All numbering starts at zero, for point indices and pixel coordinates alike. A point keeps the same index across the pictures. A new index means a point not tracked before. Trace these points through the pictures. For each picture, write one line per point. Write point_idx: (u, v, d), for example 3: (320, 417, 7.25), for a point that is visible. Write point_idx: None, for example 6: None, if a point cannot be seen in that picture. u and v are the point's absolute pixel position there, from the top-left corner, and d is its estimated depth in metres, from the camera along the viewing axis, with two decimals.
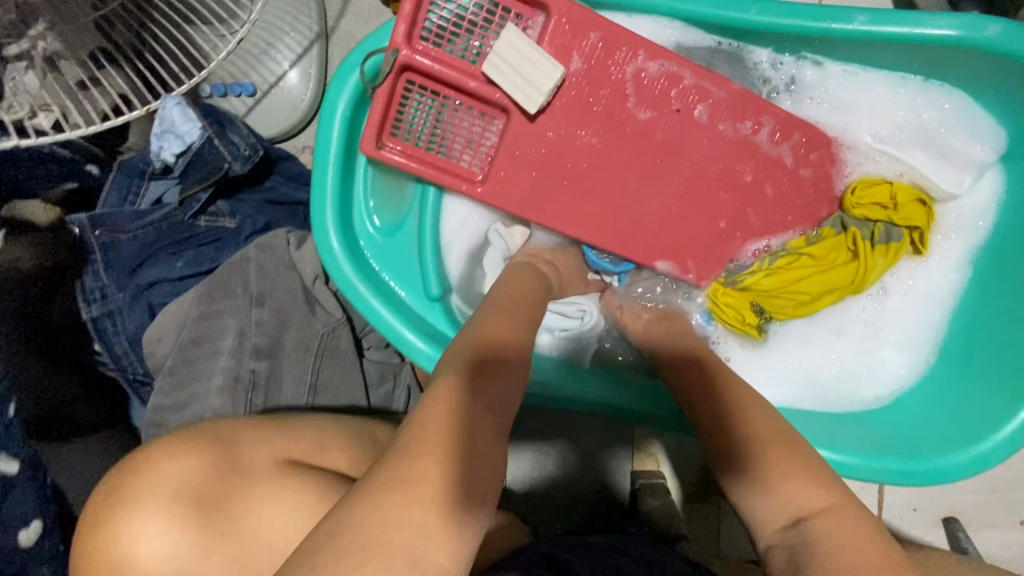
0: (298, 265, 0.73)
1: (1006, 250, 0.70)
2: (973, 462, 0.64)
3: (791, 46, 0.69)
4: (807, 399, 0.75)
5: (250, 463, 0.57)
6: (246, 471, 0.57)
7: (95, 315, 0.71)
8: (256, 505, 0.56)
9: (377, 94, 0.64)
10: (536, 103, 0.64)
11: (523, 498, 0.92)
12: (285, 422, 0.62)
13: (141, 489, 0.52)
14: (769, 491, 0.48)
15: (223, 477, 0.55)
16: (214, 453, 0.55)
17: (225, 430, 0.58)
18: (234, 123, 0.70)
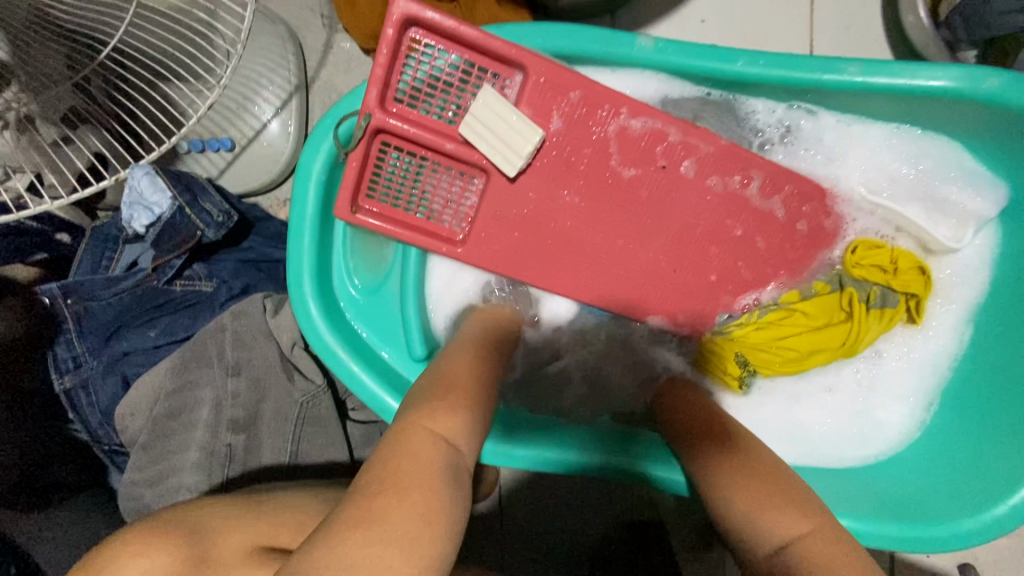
0: (275, 333, 0.70)
1: (1011, 299, 0.67)
2: (989, 526, 0.61)
3: (780, 96, 0.67)
4: (808, 456, 0.73)
5: (219, 555, 0.51)
6: (214, 564, 0.50)
7: (68, 386, 0.70)
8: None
9: (351, 159, 0.61)
10: (515, 167, 0.62)
11: (519, 552, 0.89)
12: (258, 505, 0.57)
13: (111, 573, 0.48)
14: (753, 517, 0.51)
15: (189, 574, 0.49)
16: (180, 543, 0.50)
17: (193, 517, 0.53)
18: (206, 189, 0.67)
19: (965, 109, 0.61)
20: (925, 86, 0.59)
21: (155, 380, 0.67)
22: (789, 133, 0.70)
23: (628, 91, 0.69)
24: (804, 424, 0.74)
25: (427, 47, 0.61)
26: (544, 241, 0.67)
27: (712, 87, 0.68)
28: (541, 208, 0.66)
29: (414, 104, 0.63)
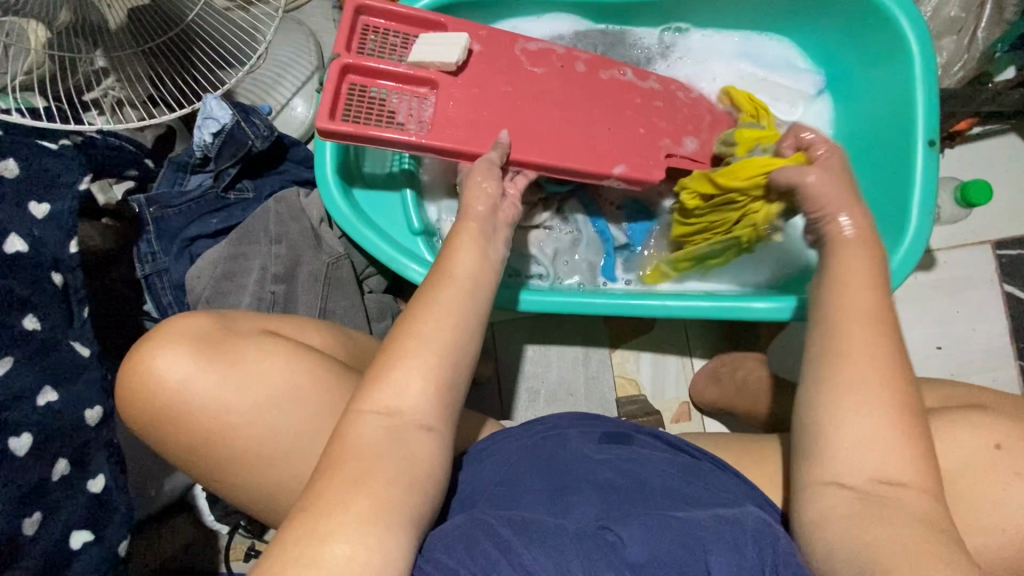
0: (306, 210, 0.91)
1: (857, 133, 0.90)
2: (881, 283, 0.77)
3: (661, 17, 0.94)
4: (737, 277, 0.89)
5: (240, 327, 0.73)
6: (237, 331, 0.72)
7: (148, 273, 0.89)
8: (248, 347, 0.70)
9: (326, 87, 0.78)
10: (453, 58, 0.79)
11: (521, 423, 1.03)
12: (271, 316, 0.79)
13: (161, 333, 0.69)
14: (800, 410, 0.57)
15: (221, 330, 0.72)
16: (215, 319, 0.73)
17: (227, 314, 0.75)
18: (256, 112, 0.92)
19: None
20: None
21: (214, 252, 0.86)
22: (673, 46, 0.95)
23: (553, 25, 0.95)
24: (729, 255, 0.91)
25: (371, 26, 0.84)
26: None
27: (609, 21, 0.95)
28: None
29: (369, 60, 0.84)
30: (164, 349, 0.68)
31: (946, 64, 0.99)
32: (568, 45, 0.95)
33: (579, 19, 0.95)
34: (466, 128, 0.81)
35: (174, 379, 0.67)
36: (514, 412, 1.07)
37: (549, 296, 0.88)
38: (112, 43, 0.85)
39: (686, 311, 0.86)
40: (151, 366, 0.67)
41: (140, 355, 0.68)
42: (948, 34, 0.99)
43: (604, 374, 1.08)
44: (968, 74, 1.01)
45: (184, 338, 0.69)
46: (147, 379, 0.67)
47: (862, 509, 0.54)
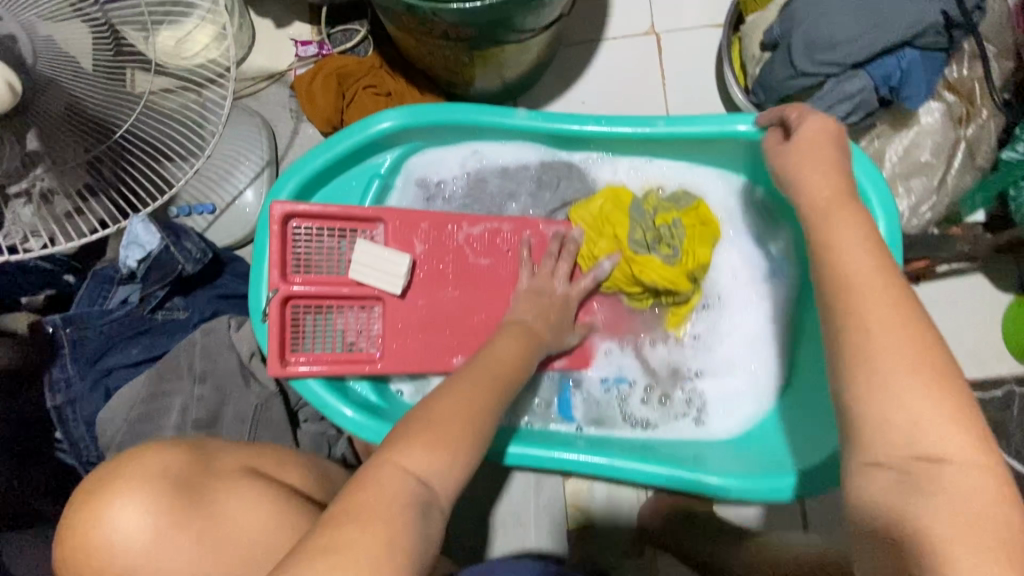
0: (236, 344, 0.85)
1: None
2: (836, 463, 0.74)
3: (629, 149, 0.89)
4: (687, 427, 0.89)
5: (219, 465, 0.65)
6: (216, 470, 0.65)
7: (58, 403, 0.83)
8: (228, 496, 0.63)
9: (270, 324, 0.81)
10: (398, 286, 0.84)
11: (462, 549, 1.01)
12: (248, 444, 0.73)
13: (128, 470, 0.60)
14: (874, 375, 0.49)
15: (201, 467, 0.64)
16: (194, 451, 0.65)
17: (206, 445, 0.68)
18: (187, 233, 0.85)
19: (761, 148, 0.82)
20: (730, 129, 0.80)
21: (130, 391, 0.79)
22: (644, 179, 0.91)
23: (514, 151, 0.91)
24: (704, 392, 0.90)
25: (305, 229, 0.84)
26: (456, 276, 0.88)
27: (575, 149, 0.90)
28: (450, 246, 0.88)
29: (308, 267, 0.85)
30: (125, 497, 0.58)
31: (916, 205, 0.97)
32: (532, 176, 0.91)
33: (543, 148, 0.91)
34: (411, 341, 0.87)
35: (136, 537, 0.58)
36: (457, 540, 1.02)
37: (513, 444, 0.82)
38: (52, 134, 0.62)
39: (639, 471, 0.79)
40: (103, 525, 0.58)
41: (96, 499, 0.58)
42: (918, 175, 0.96)
43: (556, 501, 1.04)
44: (937, 215, 0.98)
45: (149, 477, 0.60)
46: (94, 549, 0.57)
47: (905, 509, 0.44)
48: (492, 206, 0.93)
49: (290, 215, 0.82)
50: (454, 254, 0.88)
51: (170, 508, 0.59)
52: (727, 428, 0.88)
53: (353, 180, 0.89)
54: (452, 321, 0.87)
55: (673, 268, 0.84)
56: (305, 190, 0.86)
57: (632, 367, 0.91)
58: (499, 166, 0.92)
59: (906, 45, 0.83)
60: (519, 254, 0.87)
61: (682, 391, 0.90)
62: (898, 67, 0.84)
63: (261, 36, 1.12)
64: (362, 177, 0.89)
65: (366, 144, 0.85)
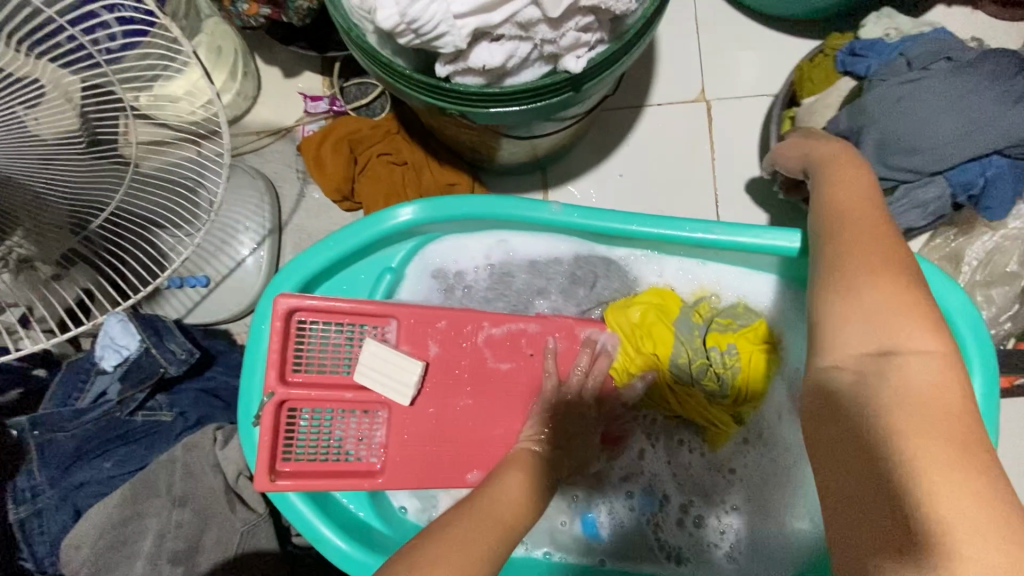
0: (222, 463, 0.76)
1: None
2: None
3: (678, 251, 0.79)
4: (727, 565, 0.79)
5: None
6: None
7: (23, 516, 0.73)
8: None
9: (260, 434, 0.69)
10: (406, 396, 0.72)
11: None
12: None
13: None
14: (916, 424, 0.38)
15: None
16: None
17: None
18: (172, 331, 0.75)
19: None
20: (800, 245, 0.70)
21: (100, 514, 0.69)
22: (694, 281, 0.80)
23: (548, 244, 0.80)
24: (754, 529, 0.79)
25: (311, 324, 0.72)
26: (474, 384, 0.76)
27: (615, 244, 0.80)
28: (469, 348, 0.76)
29: (309, 362, 0.73)
30: None
31: (996, 316, 0.86)
32: (565, 271, 0.81)
33: (579, 241, 0.80)
34: (419, 457, 0.74)
35: None
36: None
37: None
38: (42, 219, 0.58)
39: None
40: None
41: None
42: (999, 283, 0.85)
43: None
44: (1017, 328, 0.87)
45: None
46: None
47: (866, 404, 0.41)
48: (517, 302, 0.82)
49: (296, 310, 0.70)
50: (472, 357, 0.76)
51: None
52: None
53: (363, 273, 0.79)
54: (466, 432, 0.75)
55: (716, 407, 0.77)
56: (311, 282, 0.76)
57: (666, 487, 0.81)
58: (529, 259, 0.81)
59: (993, 153, 0.72)
60: (545, 360, 0.76)
61: (716, 522, 0.80)
62: (980, 176, 0.73)
63: (267, 86, 1.02)
64: (373, 270, 0.79)
65: (382, 236, 0.75)
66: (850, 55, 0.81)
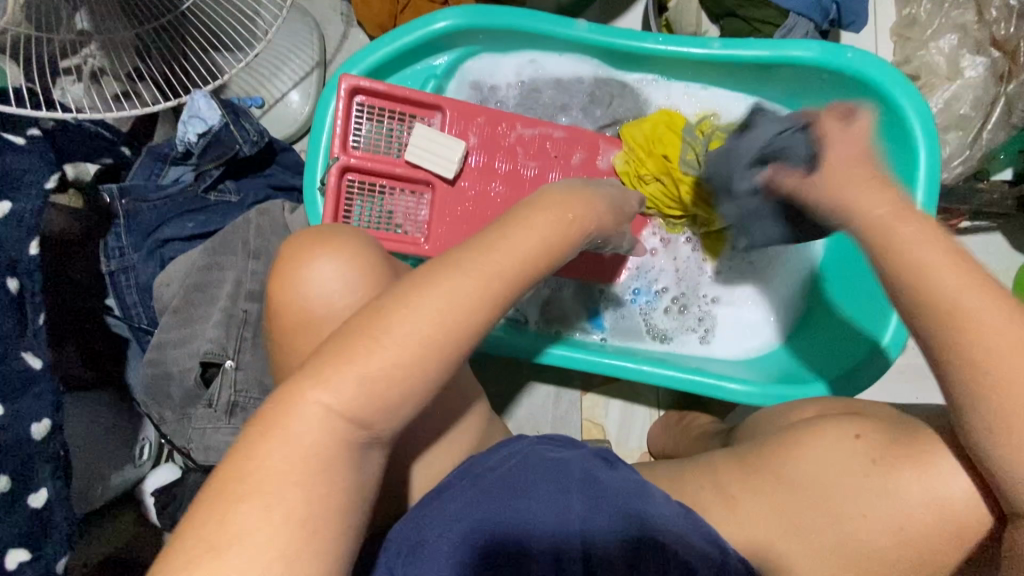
0: (290, 227, 0.88)
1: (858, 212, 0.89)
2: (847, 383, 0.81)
3: (686, 73, 0.91)
4: (695, 339, 0.95)
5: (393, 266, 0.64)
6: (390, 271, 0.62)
7: (112, 269, 0.85)
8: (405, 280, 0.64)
9: (326, 193, 0.81)
10: (450, 169, 0.83)
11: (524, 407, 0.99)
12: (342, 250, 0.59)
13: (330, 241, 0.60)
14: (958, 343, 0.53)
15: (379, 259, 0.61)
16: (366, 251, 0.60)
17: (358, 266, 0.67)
18: (247, 114, 0.87)
19: (834, 80, 0.84)
20: (794, 55, 0.82)
21: (187, 261, 0.82)
22: (697, 103, 0.93)
23: (573, 62, 0.92)
24: (725, 311, 0.95)
25: (367, 107, 0.84)
26: (505, 175, 0.87)
27: (631, 68, 0.92)
28: (504, 144, 0.88)
29: (368, 145, 0.85)
30: (320, 256, 0.58)
31: (949, 157, 0.99)
32: (586, 90, 0.93)
33: (602, 63, 0.92)
34: (457, 232, 0.87)
35: (333, 298, 0.58)
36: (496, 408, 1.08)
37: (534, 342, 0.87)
38: (106, 26, 0.71)
39: (662, 379, 0.86)
40: (307, 289, 0.59)
41: (296, 260, 0.59)
42: (954, 128, 0.99)
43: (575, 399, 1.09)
44: (966, 171, 1.01)
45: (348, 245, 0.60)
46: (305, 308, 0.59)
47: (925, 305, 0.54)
48: (544, 117, 0.94)
49: (356, 91, 0.81)
50: (506, 152, 0.87)
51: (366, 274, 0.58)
52: (739, 348, 0.94)
53: (410, 80, 0.90)
54: (498, 212, 0.87)
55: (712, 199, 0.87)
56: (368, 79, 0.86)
57: (662, 277, 0.96)
58: (556, 79, 0.93)
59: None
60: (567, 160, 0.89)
61: (699, 308, 0.95)
62: (833, 4, 0.87)
63: None
64: (418, 77, 0.90)
65: (429, 41, 0.86)
66: None
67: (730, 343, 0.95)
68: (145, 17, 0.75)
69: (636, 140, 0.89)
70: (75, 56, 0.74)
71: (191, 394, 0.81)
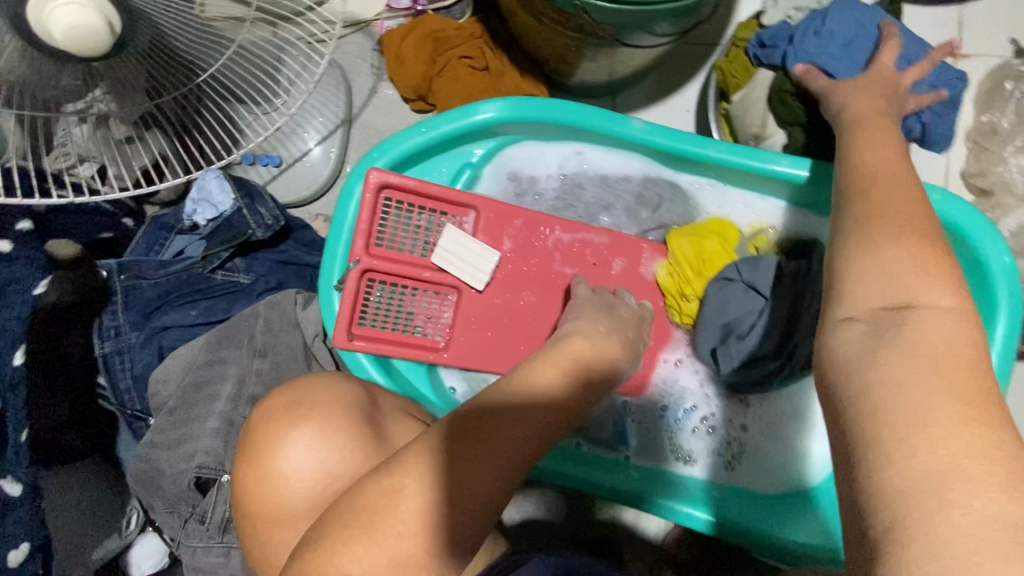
0: (301, 324, 0.80)
1: None
2: None
3: (745, 183, 0.83)
4: (725, 466, 0.87)
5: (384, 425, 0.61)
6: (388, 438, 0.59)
7: (106, 351, 0.77)
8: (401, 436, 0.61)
9: (344, 295, 0.74)
10: (481, 281, 0.78)
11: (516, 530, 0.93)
12: (302, 406, 0.58)
13: (307, 402, 0.59)
14: None
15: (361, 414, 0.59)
16: (343, 411, 0.59)
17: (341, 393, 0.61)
18: (262, 197, 0.79)
19: None
20: None
21: (189, 353, 0.76)
22: (751, 214, 0.85)
23: (621, 160, 0.84)
24: (763, 438, 0.87)
25: (395, 201, 0.76)
26: (538, 281, 0.80)
27: (686, 171, 0.83)
28: (540, 248, 0.80)
29: (391, 240, 0.78)
30: (293, 434, 0.57)
31: None
32: (633, 189, 0.85)
33: (652, 163, 0.84)
34: (481, 341, 0.79)
35: (313, 474, 0.56)
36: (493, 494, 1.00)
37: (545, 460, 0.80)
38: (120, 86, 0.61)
39: (672, 513, 0.79)
40: (278, 466, 0.57)
41: (277, 426, 0.58)
42: None
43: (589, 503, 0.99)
44: None
45: (334, 408, 0.59)
46: (272, 485, 0.57)
47: None
48: (583, 214, 0.86)
49: (384, 186, 0.74)
50: (542, 257, 0.80)
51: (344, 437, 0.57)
52: (777, 480, 0.85)
53: (443, 166, 0.83)
54: (526, 323, 0.79)
55: None
56: (396, 167, 0.79)
57: (690, 393, 0.89)
58: (601, 175, 0.85)
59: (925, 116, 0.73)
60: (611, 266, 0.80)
61: (728, 432, 0.88)
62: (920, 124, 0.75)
63: None
64: (453, 163, 0.83)
65: (468, 131, 0.78)
66: (761, 49, 0.80)
67: (761, 477, 0.85)
68: (165, 84, 0.64)
69: (680, 247, 0.82)
70: (77, 103, 0.61)
71: (182, 497, 0.74)
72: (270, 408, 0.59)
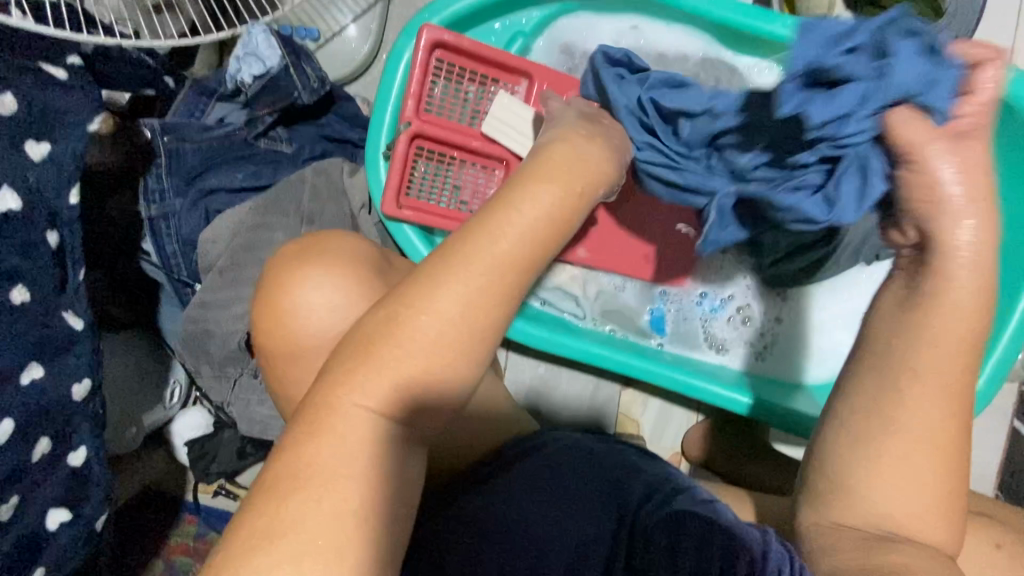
0: (348, 192, 0.81)
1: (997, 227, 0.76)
2: None
3: None
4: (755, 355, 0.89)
5: None
6: None
7: (152, 215, 0.77)
8: None
9: (393, 160, 0.73)
10: (532, 150, 0.74)
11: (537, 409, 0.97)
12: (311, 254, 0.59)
13: (316, 253, 0.59)
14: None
15: (373, 272, 0.59)
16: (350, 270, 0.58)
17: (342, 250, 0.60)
18: (308, 57, 0.78)
19: None
20: None
21: (235, 216, 0.76)
22: None
23: (679, 38, 0.80)
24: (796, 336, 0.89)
25: (446, 64, 0.74)
26: None
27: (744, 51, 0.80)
28: None
29: (440, 108, 0.76)
30: (305, 281, 0.57)
31: None
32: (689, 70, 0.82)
33: (711, 41, 0.80)
34: None
35: (334, 315, 0.56)
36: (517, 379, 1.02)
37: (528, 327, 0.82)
38: None
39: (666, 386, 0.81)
40: (290, 305, 0.57)
41: (287, 271, 0.58)
42: None
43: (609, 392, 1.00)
44: None
45: (338, 256, 0.58)
46: (286, 327, 0.57)
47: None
48: None
49: (436, 46, 0.71)
50: None
51: (353, 284, 0.57)
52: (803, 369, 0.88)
53: (494, 36, 0.80)
54: None
55: None
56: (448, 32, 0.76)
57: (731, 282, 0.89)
58: (658, 53, 0.82)
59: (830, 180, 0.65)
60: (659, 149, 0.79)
61: (763, 323, 0.89)
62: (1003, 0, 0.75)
63: None
64: (504, 34, 0.79)
65: None
66: None
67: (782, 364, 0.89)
68: None
69: None
70: None
71: (232, 355, 0.77)
72: (283, 258, 0.60)
